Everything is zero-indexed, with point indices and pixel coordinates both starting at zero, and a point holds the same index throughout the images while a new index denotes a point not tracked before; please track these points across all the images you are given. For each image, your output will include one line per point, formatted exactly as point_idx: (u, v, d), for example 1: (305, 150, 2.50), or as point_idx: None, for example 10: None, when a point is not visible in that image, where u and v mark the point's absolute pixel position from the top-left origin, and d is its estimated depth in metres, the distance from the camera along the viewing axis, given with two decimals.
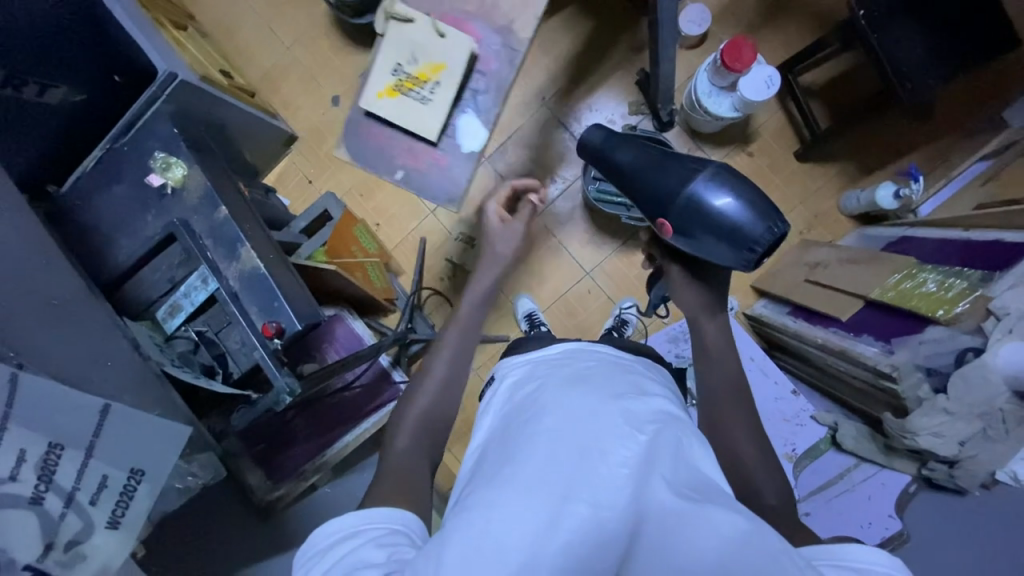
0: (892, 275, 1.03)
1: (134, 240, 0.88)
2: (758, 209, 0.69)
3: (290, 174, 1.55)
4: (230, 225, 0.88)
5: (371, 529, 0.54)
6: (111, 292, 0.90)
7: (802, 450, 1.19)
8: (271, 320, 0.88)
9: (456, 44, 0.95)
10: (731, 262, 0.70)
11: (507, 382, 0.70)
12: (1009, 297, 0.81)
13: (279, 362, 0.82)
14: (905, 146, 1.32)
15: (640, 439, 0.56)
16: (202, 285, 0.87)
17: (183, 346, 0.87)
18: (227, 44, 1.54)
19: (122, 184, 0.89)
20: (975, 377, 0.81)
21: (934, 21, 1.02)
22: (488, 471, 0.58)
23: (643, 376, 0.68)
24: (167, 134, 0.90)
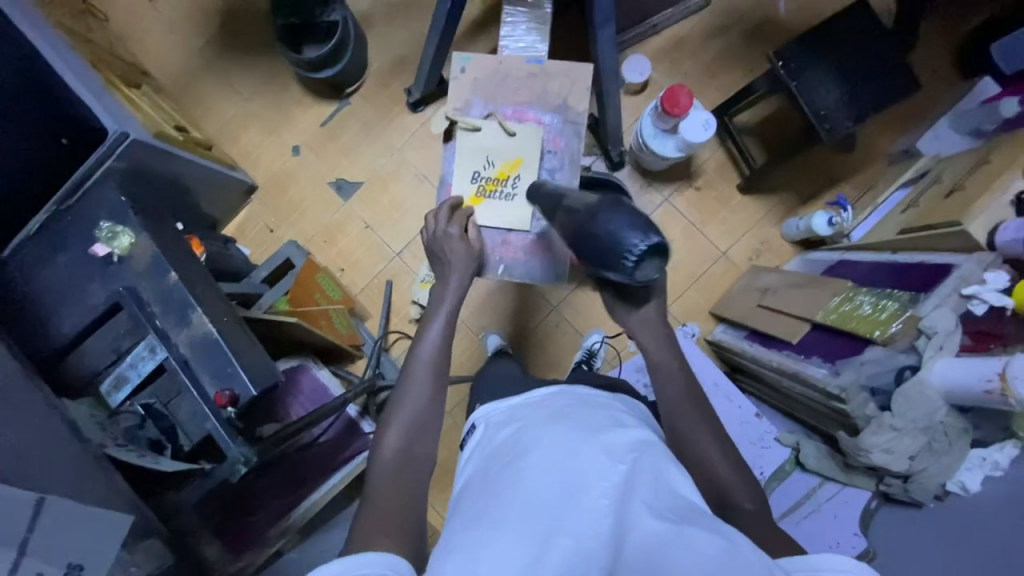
0: (832, 298, 1.09)
1: (78, 311, 0.86)
2: (631, 220, 0.70)
3: (250, 224, 1.53)
4: (181, 290, 0.86)
5: (359, 574, 0.55)
6: (53, 365, 0.87)
7: (768, 472, 1.18)
8: (224, 386, 0.84)
9: (528, 137, 1.01)
10: (621, 274, 0.71)
11: (489, 426, 0.71)
12: (937, 317, 0.88)
13: (234, 432, 0.82)
14: (836, 176, 1.43)
15: (620, 469, 0.57)
16: (150, 355, 0.85)
17: (129, 421, 0.83)
18: (185, 99, 1.54)
19: (66, 254, 0.87)
20: (914, 393, 0.87)
21: (845, 68, 1.13)
22: (472, 516, 0.58)
23: (622, 413, 0.69)
24: (114, 202, 0.88)
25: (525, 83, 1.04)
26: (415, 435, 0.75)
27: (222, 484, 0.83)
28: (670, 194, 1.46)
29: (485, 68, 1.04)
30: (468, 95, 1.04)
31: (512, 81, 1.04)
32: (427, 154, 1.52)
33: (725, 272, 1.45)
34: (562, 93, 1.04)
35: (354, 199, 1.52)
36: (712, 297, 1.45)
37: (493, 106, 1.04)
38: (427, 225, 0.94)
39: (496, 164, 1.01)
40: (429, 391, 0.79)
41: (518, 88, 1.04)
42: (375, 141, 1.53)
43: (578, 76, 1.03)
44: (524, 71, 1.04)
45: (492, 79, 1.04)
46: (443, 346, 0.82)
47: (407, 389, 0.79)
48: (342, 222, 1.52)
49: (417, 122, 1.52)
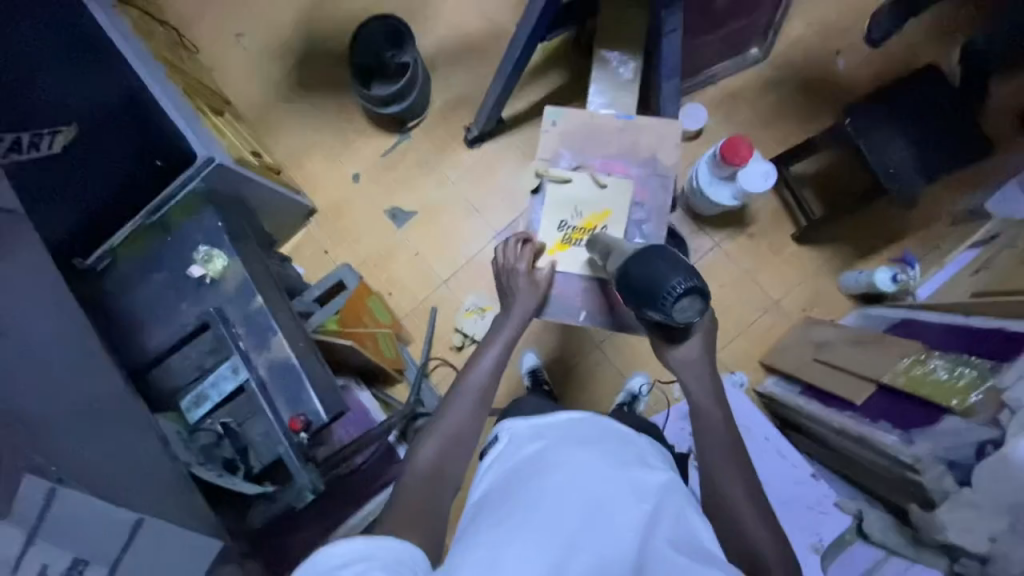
0: (901, 359, 1.05)
1: (170, 328, 0.95)
2: (675, 263, 0.76)
3: (306, 245, 1.59)
4: (264, 314, 0.94)
5: (386, 558, 0.56)
6: (140, 379, 0.93)
7: (828, 540, 1.15)
8: (297, 411, 0.91)
9: (619, 190, 0.98)
10: (661, 313, 0.76)
11: (510, 435, 0.70)
12: (1021, 389, 0.84)
13: (304, 459, 0.87)
14: (896, 231, 1.40)
15: (648, 510, 0.59)
16: (232, 375, 0.91)
17: (206, 439, 0.88)
18: (259, 126, 1.65)
19: (162, 272, 0.97)
20: (997, 472, 0.80)
21: (913, 130, 1.13)
22: (493, 523, 0.58)
23: (645, 449, 0.70)
24: (211, 228, 0.98)
25: (614, 137, 1.02)
26: (445, 457, 0.75)
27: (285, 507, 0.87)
28: (721, 239, 1.45)
29: (575, 121, 1.03)
30: (557, 145, 1.02)
31: (603, 134, 1.02)
32: (480, 188, 1.56)
33: (776, 322, 1.42)
34: (652, 148, 1.01)
35: (407, 227, 1.57)
36: (762, 347, 1.41)
37: (582, 159, 1.02)
38: (497, 256, 0.95)
39: (585, 214, 0.98)
40: (469, 418, 0.78)
41: (607, 142, 1.02)
42: (431, 173, 1.59)
43: (667, 132, 1.01)
44: (615, 125, 1.02)
45: (582, 131, 1.02)
46: (494, 377, 0.83)
47: (447, 411, 0.79)
48: (393, 249, 1.56)
49: (473, 157, 1.57)
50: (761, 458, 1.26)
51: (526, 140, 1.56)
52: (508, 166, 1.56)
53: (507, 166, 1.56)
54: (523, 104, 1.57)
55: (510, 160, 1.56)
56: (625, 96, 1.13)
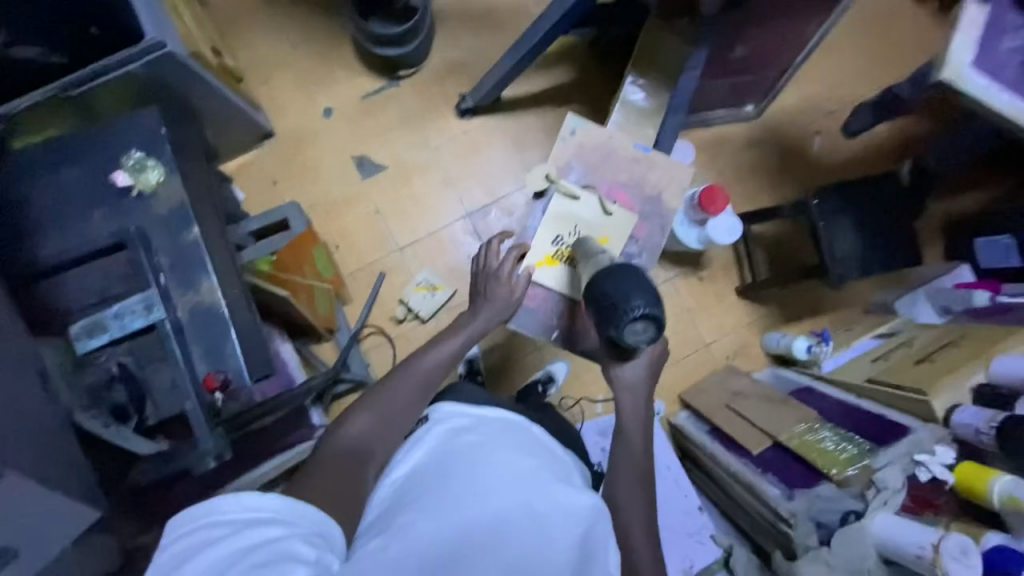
0: (797, 424, 1.16)
1: (72, 238, 0.79)
2: (642, 287, 0.77)
3: (255, 169, 1.42)
4: (198, 250, 0.81)
5: (296, 523, 0.53)
6: (19, 291, 0.77)
7: (698, 566, 1.28)
8: (217, 369, 0.80)
9: (622, 221, 0.97)
10: (616, 330, 0.76)
11: (453, 426, 0.74)
12: (889, 474, 0.98)
13: (212, 421, 0.76)
14: (820, 307, 1.55)
15: (577, 528, 0.63)
16: (143, 313, 0.75)
17: (95, 377, 0.74)
18: (227, 23, 1.44)
19: (74, 169, 0.81)
20: (855, 538, 0.94)
21: (863, 225, 1.25)
22: (428, 503, 0.61)
23: (575, 475, 0.75)
24: (147, 132, 0.83)
25: (628, 166, 1.01)
26: (370, 440, 0.72)
27: (178, 472, 0.74)
28: (675, 275, 1.52)
29: (594, 137, 1.01)
30: (569, 158, 1.01)
31: (617, 158, 1.01)
32: (459, 161, 1.48)
33: (703, 363, 1.51)
34: (658, 186, 1.02)
35: (372, 181, 1.46)
36: (684, 382, 1.50)
37: (591, 178, 1.00)
38: (478, 254, 0.92)
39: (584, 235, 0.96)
40: (404, 404, 0.77)
41: (620, 169, 1.01)
42: (412, 130, 1.48)
43: (678, 175, 1.02)
44: (631, 154, 1.02)
45: (598, 151, 1.01)
46: (439, 373, 0.81)
47: (385, 387, 0.78)
48: (352, 199, 1.44)
49: (460, 127, 1.49)
50: (659, 486, 1.36)
51: (519, 126, 1.51)
52: (494, 147, 1.50)
53: (493, 147, 1.50)
54: (525, 89, 1.51)
55: (498, 141, 1.50)
56: (647, 124, 1.17)
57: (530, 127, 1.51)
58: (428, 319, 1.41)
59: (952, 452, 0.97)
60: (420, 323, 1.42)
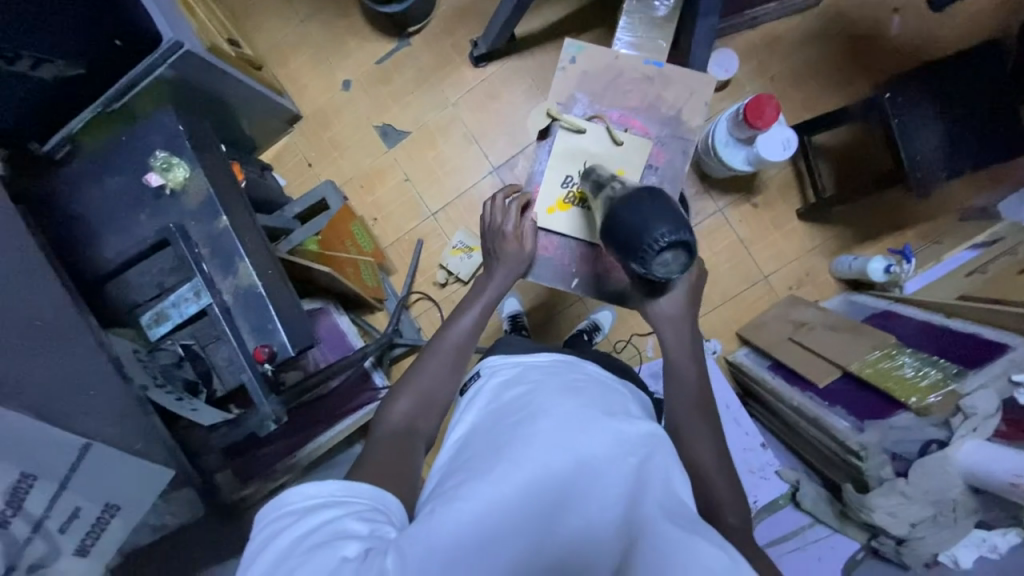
0: (872, 351, 1.06)
1: (128, 239, 0.89)
2: (663, 212, 0.67)
3: (290, 154, 1.48)
4: (229, 236, 0.88)
5: (352, 501, 0.55)
6: (96, 291, 0.89)
7: (762, 502, 1.23)
8: (263, 342, 0.88)
9: (635, 147, 0.90)
10: (644, 265, 0.67)
11: (495, 379, 0.72)
12: (979, 397, 0.86)
13: (268, 389, 0.85)
14: (901, 220, 1.36)
15: (631, 460, 0.59)
16: (194, 298, 0.85)
17: (167, 359, 0.85)
18: (241, 11, 1.47)
19: (118, 176, 0.89)
20: (937, 468, 0.86)
21: (951, 115, 1.05)
22: (477, 464, 0.60)
23: (632, 404, 0.69)
24: (170, 131, 0.89)
25: (638, 88, 0.94)
26: (411, 409, 0.75)
27: (249, 434, 0.85)
28: (725, 205, 1.40)
29: (597, 62, 0.94)
30: (571, 90, 0.94)
31: (624, 82, 0.94)
32: (481, 114, 1.44)
33: (761, 296, 1.41)
34: (675, 106, 0.94)
35: (398, 148, 1.46)
36: (742, 318, 1.42)
37: (597, 109, 0.94)
38: (483, 213, 0.90)
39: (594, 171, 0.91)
40: (440, 372, 0.79)
41: (629, 92, 0.94)
42: (429, 90, 1.45)
43: (697, 88, 0.93)
44: (639, 72, 0.94)
45: (603, 77, 0.94)
46: (471, 340, 0.81)
47: (426, 361, 0.79)
48: (382, 170, 1.47)
49: (476, 78, 1.44)
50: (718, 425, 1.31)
51: (537, 66, 1.43)
52: (514, 93, 1.43)
53: (513, 94, 1.43)
54: (539, 24, 1.41)
55: (517, 86, 1.43)
56: (654, 32, 1.05)
57: (549, 66, 1.42)
58: (468, 280, 1.43)
59: None
60: (461, 285, 1.45)
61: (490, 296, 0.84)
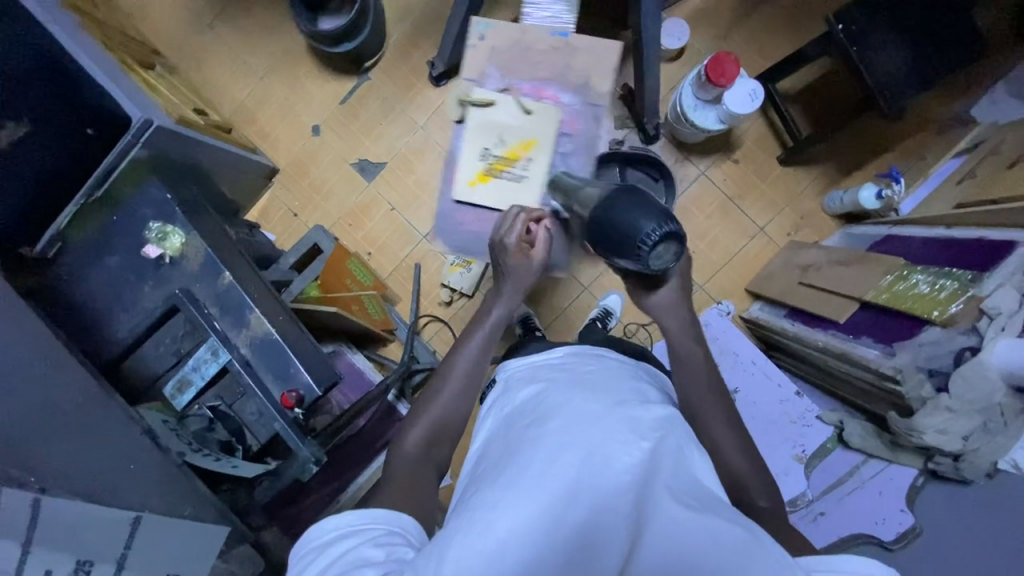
0: (884, 277, 1.06)
1: (135, 315, 0.89)
2: (647, 207, 0.65)
3: (274, 208, 1.50)
4: (236, 290, 0.89)
5: (370, 529, 0.55)
6: (114, 373, 0.89)
7: (811, 450, 1.21)
8: (289, 388, 0.89)
9: (545, 116, 0.92)
10: (634, 262, 0.67)
11: (509, 384, 0.72)
12: (1001, 297, 0.85)
13: (303, 432, 0.85)
14: (881, 147, 1.37)
15: (644, 444, 0.57)
16: (213, 358, 0.86)
17: (197, 424, 0.84)
18: (199, 79, 1.49)
19: (114, 255, 0.90)
20: (975, 376, 0.85)
21: (906, 35, 1.07)
22: (492, 470, 0.59)
23: (647, 388, 0.68)
24: (159, 202, 0.90)
25: (551, 56, 0.96)
26: (446, 426, 0.75)
27: (293, 480, 0.86)
28: (706, 167, 1.41)
29: (504, 36, 0.96)
30: (482, 65, 0.96)
31: (533, 53, 0.96)
32: (451, 131, 1.46)
33: (762, 248, 1.42)
34: (584, 74, 0.96)
35: (378, 180, 1.48)
36: (748, 273, 1.42)
37: (507, 81, 0.96)
38: (495, 227, 0.85)
39: (510, 143, 0.92)
40: (468, 379, 0.78)
41: (538, 63, 0.95)
42: (398, 118, 1.47)
43: (604, 54, 0.95)
44: (547, 44, 0.96)
45: (512, 50, 0.96)
46: (484, 353, 0.80)
47: (450, 368, 0.78)
48: (366, 204, 1.48)
49: (440, 97, 1.46)
50: (747, 383, 1.29)
51: None
52: None
53: None
54: None
55: None
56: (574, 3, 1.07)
57: None
58: (472, 293, 1.44)
59: None
60: (466, 299, 1.46)
61: (508, 293, 0.83)
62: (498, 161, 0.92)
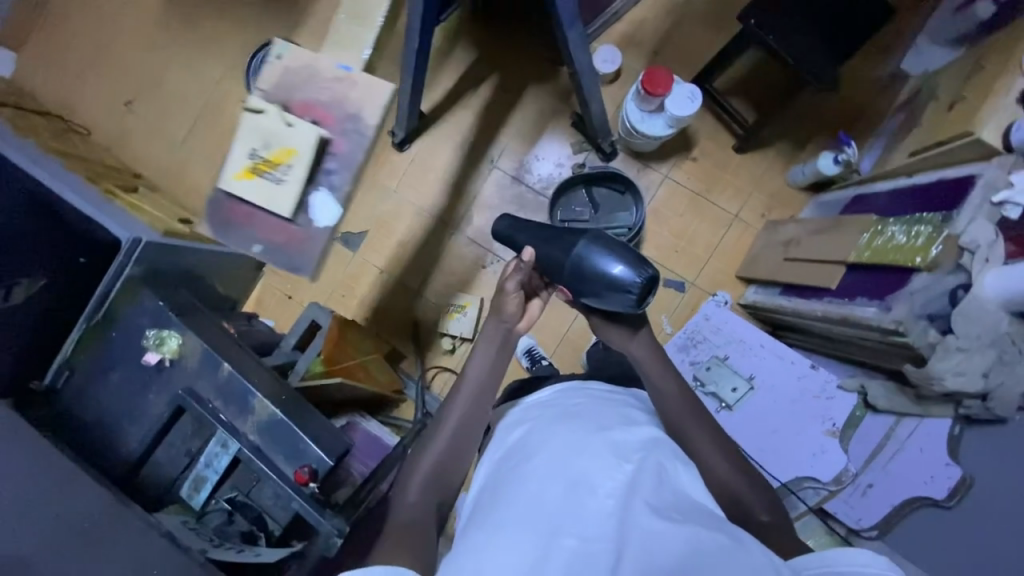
0: (861, 236, 1.08)
1: (143, 423, 0.90)
2: (631, 257, 0.74)
3: (270, 296, 1.55)
4: (236, 378, 0.90)
5: None
6: (132, 484, 0.89)
7: (842, 422, 1.13)
8: (301, 464, 0.88)
9: (304, 130, 0.89)
10: (621, 306, 0.75)
11: (500, 430, 0.75)
12: (974, 231, 0.86)
13: (320, 506, 0.84)
14: (827, 116, 1.43)
15: (626, 466, 0.59)
16: (224, 450, 0.86)
17: (218, 520, 0.86)
18: (180, 191, 1.57)
19: (118, 369, 0.92)
20: (974, 310, 0.85)
21: (815, 17, 1.15)
22: (485, 511, 0.61)
23: (632, 412, 0.71)
24: (151, 311, 0.93)
25: (324, 84, 0.92)
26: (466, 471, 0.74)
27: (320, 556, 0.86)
28: (668, 170, 1.46)
29: (298, 61, 0.93)
30: (274, 79, 0.92)
31: (316, 79, 0.92)
32: (422, 189, 1.53)
33: (741, 234, 1.45)
34: (360, 102, 0.92)
35: (363, 249, 1.53)
36: (734, 261, 1.45)
37: (281, 95, 0.92)
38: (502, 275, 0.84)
39: (273, 147, 0.89)
40: (471, 417, 0.79)
41: (320, 89, 0.92)
42: (370, 187, 1.54)
43: (378, 94, 0.92)
44: (333, 75, 0.92)
45: (301, 75, 0.92)
46: (484, 385, 0.80)
47: (447, 412, 0.79)
48: (356, 273, 1.53)
49: (406, 160, 1.54)
50: (760, 368, 1.25)
51: (455, 127, 1.53)
52: (444, 160, 1.53)
53: (443, 161, 1.53)
54: (440, 93, 1.53)
55: (445, 152, 1.53)
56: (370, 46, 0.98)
57: (464, 124, 1.53)
58: (473, 336, 1.47)
59: None
60: (469, 343, 1.48)
61: (487, 342, 0.82)
62: (261, 162, 0.89)
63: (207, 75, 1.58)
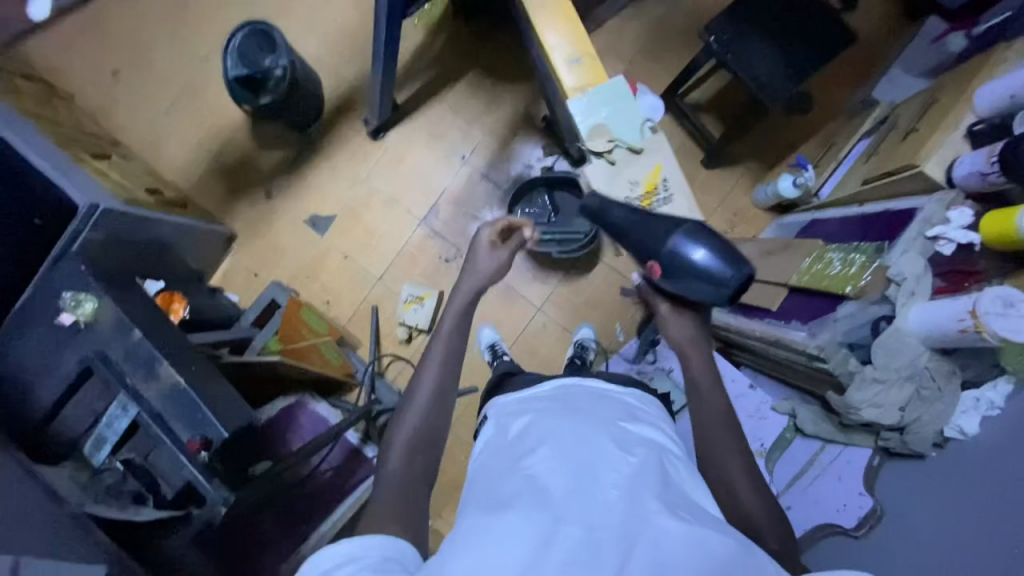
0: (804, 260, 1.09)
1: (52, 382, 0.93)
2: (734, 253, 0.71)
3: (236, 272, 1.57)
4: (146, 344, 0.94)
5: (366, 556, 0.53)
6: (36, 440, 0.93)
7: (769, 443, 1.16)
8: (198, 432, 0.94)
9: None
10: (710, 300, 0.72)
11: (499, 416, 0.73)
12: (903, 263, 0.86)
13: (211, 475, 0.91)
14: (796, 138, 1.43)
15: (632, 459, 0.58)
16: (123, 412, 0.92)
17: (111, 478, 0.90)
18: (157, 161, 1.61)
19: (37, 327, 0.93)
20: (893, 344, 0.85)
21: (779, 38, 1.15)
22: (483, 496, 0.58)
23: (635, 406, 0.70)
24: (71, 275, 0.93)
25: None
26: None
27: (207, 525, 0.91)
28: None
29: None
30: None
31: None
32: (392, 179, 1.55)
33: None
34: None
35: (330, 233, 1.55)
36: None
37: None
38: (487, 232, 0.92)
39: None
40: (441, 397, 0.76)
41: None
42: (342, 173, 1.57)
43: None
44: None
45: None
46: (452, 363, 0.80)
47: (414, 396, 0.76)
48: (321, 256, 1.55)
49: (379, 149, 1.56)
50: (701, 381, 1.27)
51: (429, 120, 1.55)
52: (416, 152, 1.55)
53: (416, 153, 1.55)
54: (417, 86, 1.55)
55: (418, 144, 1.55)
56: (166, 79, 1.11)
57: (438, 117, 1.55)
58: (429, 327, 1.50)
59: (969, 210, 0.85)
60: (425, 335, 1.51)
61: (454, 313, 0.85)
62: None
63: (193, 51, 1.62)
